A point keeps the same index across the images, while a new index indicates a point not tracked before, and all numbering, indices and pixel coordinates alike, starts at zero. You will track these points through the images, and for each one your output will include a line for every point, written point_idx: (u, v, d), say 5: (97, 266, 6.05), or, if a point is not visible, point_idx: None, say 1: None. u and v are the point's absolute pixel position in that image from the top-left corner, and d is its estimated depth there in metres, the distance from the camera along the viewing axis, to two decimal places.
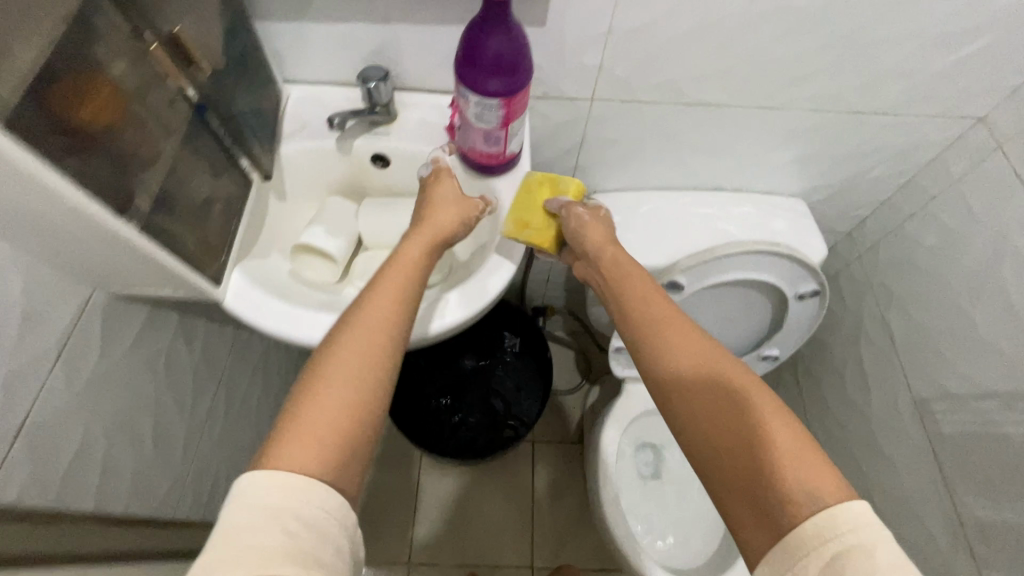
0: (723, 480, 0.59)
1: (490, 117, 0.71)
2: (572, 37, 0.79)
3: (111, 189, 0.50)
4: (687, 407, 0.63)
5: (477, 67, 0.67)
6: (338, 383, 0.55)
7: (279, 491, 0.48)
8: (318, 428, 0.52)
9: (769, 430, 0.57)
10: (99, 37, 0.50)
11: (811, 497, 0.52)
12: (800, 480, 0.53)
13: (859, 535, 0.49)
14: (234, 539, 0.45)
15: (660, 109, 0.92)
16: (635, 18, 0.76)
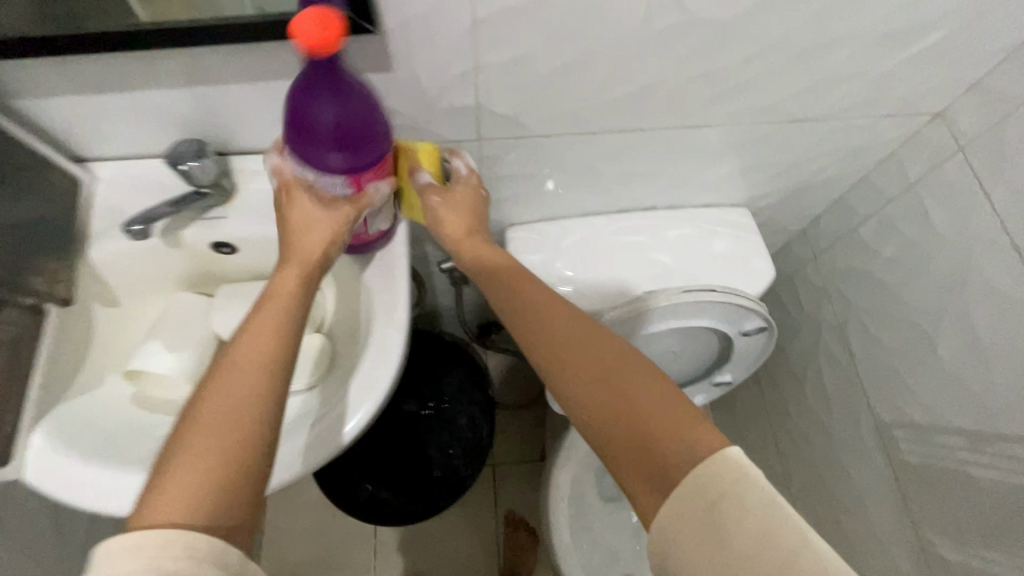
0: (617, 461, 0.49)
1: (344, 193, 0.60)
2: (430, 79, 0.63)
3: None
4: (578, 387, 0.53)
5: (311, 141, 0.55)
6: (203, 430, 0.45)
7: (132, 559, 0.38)
8: (181, 469, 0.43)
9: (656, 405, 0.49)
10: None
11: (686, 452, 0.46)
12: (680, 436, 0.47)
13: (738, 480, 0.43)
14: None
15: (562, 141, 0.77)
16: (504, 52, 0.61)
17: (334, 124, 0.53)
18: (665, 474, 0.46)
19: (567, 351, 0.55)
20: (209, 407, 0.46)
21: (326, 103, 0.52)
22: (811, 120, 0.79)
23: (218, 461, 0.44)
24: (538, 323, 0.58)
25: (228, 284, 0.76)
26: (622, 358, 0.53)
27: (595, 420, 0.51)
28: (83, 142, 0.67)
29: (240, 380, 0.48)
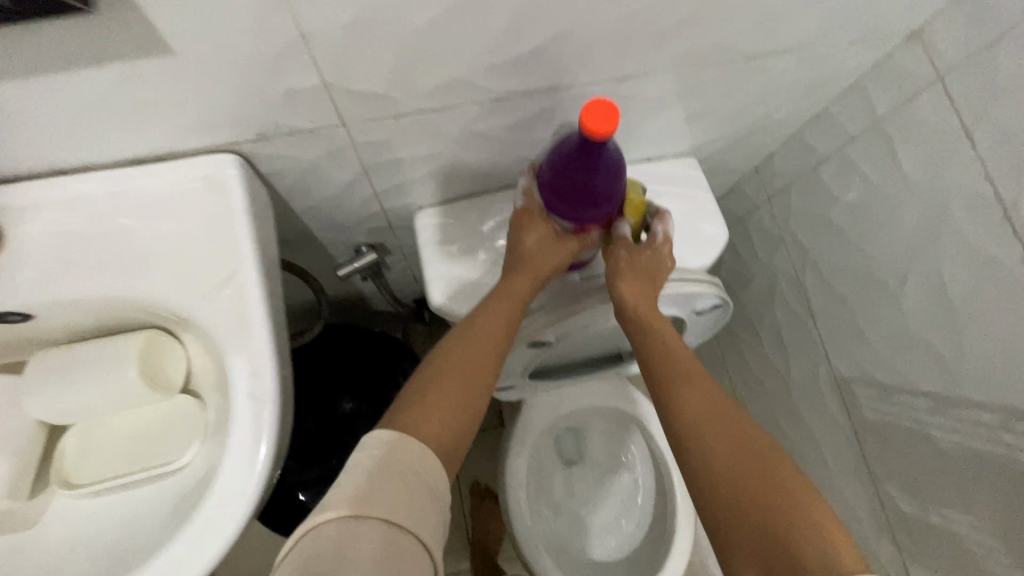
0: (734, 526, 0.47)
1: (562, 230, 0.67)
2: (250, 55, 0.44)
3: None
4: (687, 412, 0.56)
5: (557, 197, 0.61)
6: (441, 401, 0.54)
7: (397, 445, 0.47)
8: (427, 417, 0.52)
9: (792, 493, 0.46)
10: None
11: (828, 561, 0.41)
12: (824, 538, 0.42)
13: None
14: (377, 501, 0.41)
15: (461, 115, 0.60)
16: (347, 8, 0.42)
17: (586, 187, 0.58)
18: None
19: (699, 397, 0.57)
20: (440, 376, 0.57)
21: (588, 169, 0.57)
22: (765, 56, 0.64)
23: (455, 438, 0.52)
24: (668, 368, 0.61)
25: (44, 351, 0.58)
26: (756, 429, 0.53)
27: (717, 506, 0.49)
28: None
29: (473, 379, 0.58)
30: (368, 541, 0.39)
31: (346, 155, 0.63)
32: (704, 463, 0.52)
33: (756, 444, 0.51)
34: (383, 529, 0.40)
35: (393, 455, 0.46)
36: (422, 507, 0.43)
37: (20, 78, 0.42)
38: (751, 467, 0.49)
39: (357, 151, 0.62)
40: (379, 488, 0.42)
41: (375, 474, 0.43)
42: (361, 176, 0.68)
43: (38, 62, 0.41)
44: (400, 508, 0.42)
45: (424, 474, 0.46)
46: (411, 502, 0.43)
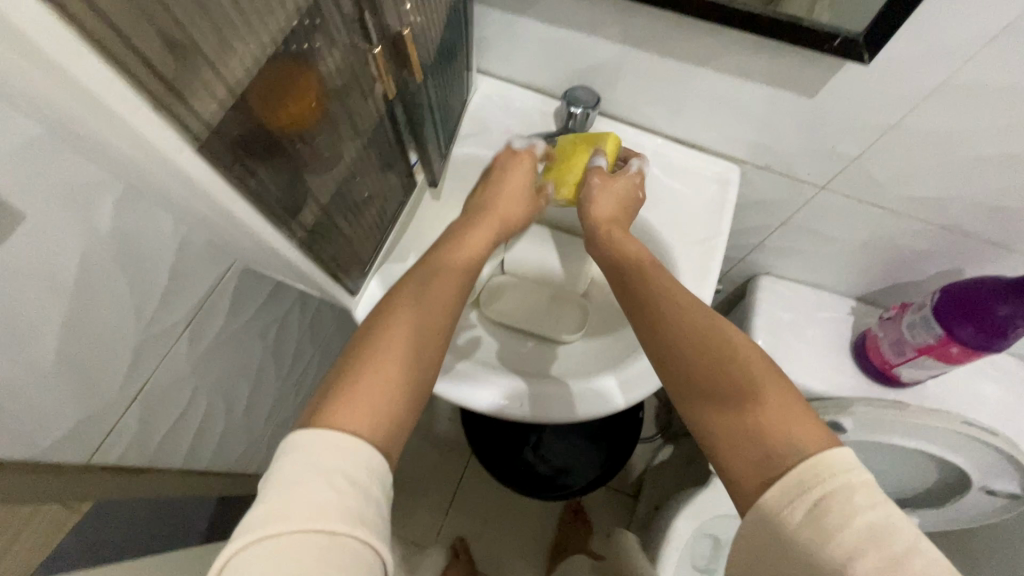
0: (716, 436, 0.49)
1: (918, 335, 0.74)
2: (837, 121, 0.64)
3: (279, 205, 0.44)
4: (692, 385, 0.52)
5: (956, 307, 0.69)
6: (377, 368, 0.50)
7: (316, 449, 0.43)
8: (375, 390, 0.48)
9: (760, 400, 0.48)
10: (320, 25, 0.41)
11: (792, 446, 0.44)
12: (786, 428, 0.45)
13: (848, 481, 0.41)
14: (297, 517, 0.38)
15: (901, 223, 0.75)
16: (938, 124, 0.59)
17: (992, 315, 0.66)
18: (767, 461, 0.45)
19: (684, 360, 0.53)
20: (386, 333, 0.53)
21: (1015, 305, 0.65)
22: None
23: (393, 420, 0.48)
24: (649, 287, 0.60)
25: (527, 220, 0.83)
26: (704, 334, 0.54)
27: (713, 435, 0.49)
28: (482, 53, 0.74)
29: (408, 335, 0.53)
30: (305, 551, 0.37)
31: (785, 205, 0.80)
32: (694, 397, 0.52)
33: (733, 381, 0.50)
34: (310, 541, 0.38)
35: (315, 455, 0.42)
36: (348, 506, 0.40)
37: (707, 70, 0.64)
38: (730, 408, 0.49)
39: (796, 208, 0.80)
40: (301, 499, 0.39)
41: (288, 485, 0.40)
42: (771, 225, 0.85)
43: (729, 69, 0.63)
44: (326, 512, 0.39)
45: (349, 469, 0.42)
46: (338, 503, 0.39)
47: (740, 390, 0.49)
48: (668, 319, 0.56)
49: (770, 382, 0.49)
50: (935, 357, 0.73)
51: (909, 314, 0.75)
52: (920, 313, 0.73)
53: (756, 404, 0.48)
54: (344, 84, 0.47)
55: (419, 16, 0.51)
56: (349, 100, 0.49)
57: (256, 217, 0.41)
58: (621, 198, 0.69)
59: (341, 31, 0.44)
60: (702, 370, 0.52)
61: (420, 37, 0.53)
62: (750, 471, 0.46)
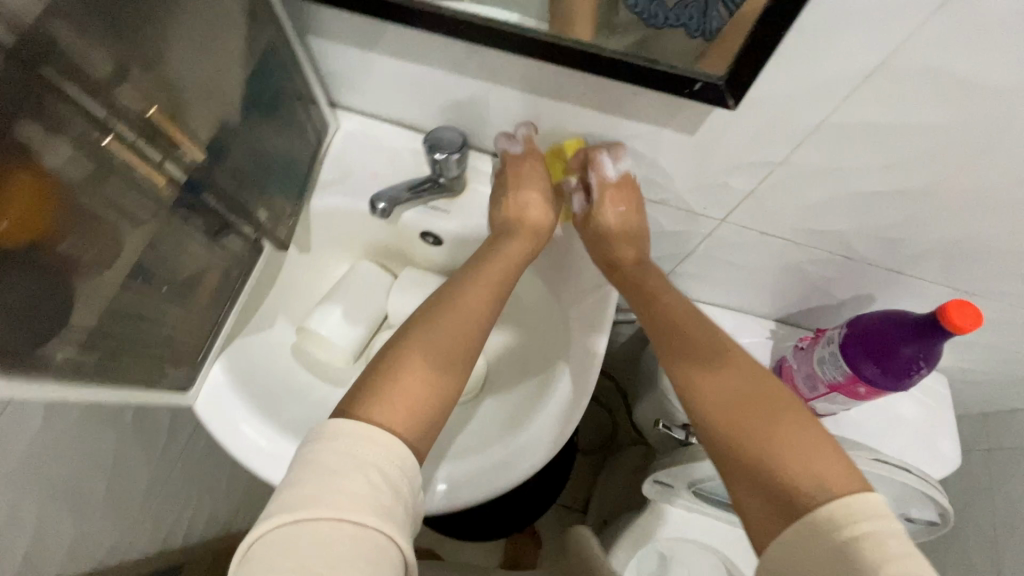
0: (737, 455, 0.49)
1: (827, 371, 0.70)
2: (721, 158, 0.57)
3: (2, 343, 0.35)
4: (713, 401, 0.52)
5: (863, 345, 0.65)
6: (417, 370, 0.52)
7: (355, 442, 0.45)
8: (409, 390, 0.51)
9: (787, 438, 0.47)
10: (22, 120, 0.33)
11: (818, 486, 0.44)
12: (811, 466, 0.45)
13: (881, 525, 0.40)
14: (333, 505, 0.41)
15: (804, 252, 0.70)
16: (821, 160, 0.54)
17: (899, 355, 0.62)
18: (788, 498, 0.44)
19: (719, 383, 0.52)
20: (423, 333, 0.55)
21: (920, 345, 0.61)
22: None
23: (425, 418, 0.50)
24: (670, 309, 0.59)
25: (411, 268, 0.75)
26: (745, 368, 0.53)
27: (729, 448, 0.49)
28: (334, 91, 0.65)
29: (446, 345, 0.54)
30: (330, 541, 0.40)
31: (688, 237, 0.75)
32: (709, 411, 0.51)
33: (765, 409, 0.49)
34: (340, 531, 0.40)
35: (357, 452, 0.44)
36: (381, 501, 0.42)
37: (574, 106, 0.57)
38: (756, 426, 0.48)
39: (699, 240, 0.74)
40: (339, 489, 0.42)
41: (327, 479, 0.42)
42: (679, 255, 0.80)
43: (599, 106, 0.56)
44: (360, 508, 0.41)
45: (384, 464, 0.45)
46: (371, 498, 0.42)
47: (767, 414, 0.49)
48: (685, 348, 0.56)
49: (793, 417, 0.48)
50: (844, 393, 0.70)
51: (819, 348, 0.71)
52: (829, 348, 0.69)
53: (778, 430, 0.47)
54: (90, 175, 0.39)
55: (174, 78, 0.44)
56: (111, 192, 0.40)
57: None
58: (627, 212, 0.63)
59: (58, 118, 0.35)
60: (733, 405, 0.50)
61: (184, 104, 0.45)
62: (767, 503, 0.46)
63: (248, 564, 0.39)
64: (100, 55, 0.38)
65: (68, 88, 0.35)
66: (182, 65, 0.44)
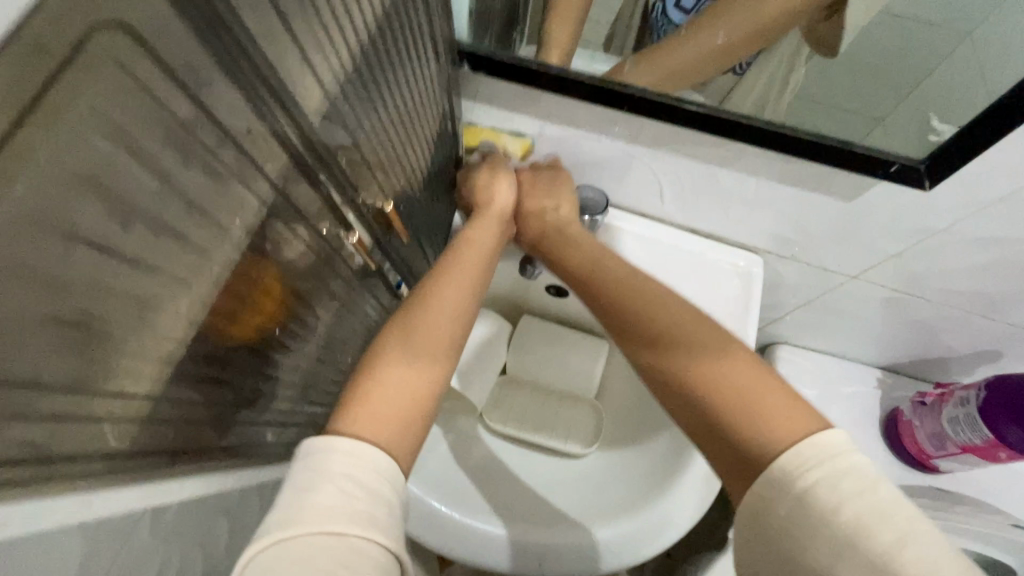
0: (686, 409, 0.43)
1: (962, 431, 0.68)
2: (875, 224, 0.57)
3: (233, 436, 0.36)
4: (646, 348, 0.46)
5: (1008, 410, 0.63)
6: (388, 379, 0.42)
7: (332, 455, 0.36)
8: (386, 406, 0.40)
9: (714, 377, 0.41)
10: (285, 219, 0.33)
11: (759, 437, 0.37)
12: (758, 416, 0.38)
13: (836, 468, 0.34)
14: (306, 519, 0.33)
15: (937, 308, 0.69)
16: (988, 230, 0.53)
17: None
18: (739, 456, 0.38)
19: (654, 318, 0.47)
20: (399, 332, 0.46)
21: None
22: None
23: (403, 425, 0.40)
24: (605, 273, 0.52)
25: (527, 314, 0.79)
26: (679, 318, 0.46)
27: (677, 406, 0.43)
28: None
29: (417, 339, 0.45)
30: (312, 557, 0.31)
31: (809, 288, 0.74)
32: (661, 375, 0.44)
33: (694, 355, 0.43)
34: (320, 542, 0.32)
35: (329, 457, 0.36)
36: (358, 507, 0.34)
37: (731, 172, 0.56)
38: (687, 373, 0.43)
39: (822, 292, 0.73)
40: (311, 501, 0.34)
41: (298, 493, 0.34)
42: (793, 305, 0.79)
43: (757, 172, 0.55)
44: (343, 518, 0.33)
45: (354, 470, 0.36)
46: (348, 508, 0.34)
47: (695, 359, 0.43)
48: (618, 315, 0.50)
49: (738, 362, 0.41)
50: (980, 455, 0.68)
51: (950, 407, 0.69)
52: (964, 409, 0.68)
53: (711, 376, 0.41)
54: (311, 263, 0.38)
55: (391, 162, 0.43)
56: (321, 273, 0.40)
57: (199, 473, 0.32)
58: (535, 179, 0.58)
59: (306, 214, 0.35)
60: (674, 337, 0.45)
61: (391, 183, 0.44)
62: (727, 462, 0.39)
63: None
64: (354, 151, 0.36)
65: (325, 188, 0.35)
66: (399, 147, 0.43)
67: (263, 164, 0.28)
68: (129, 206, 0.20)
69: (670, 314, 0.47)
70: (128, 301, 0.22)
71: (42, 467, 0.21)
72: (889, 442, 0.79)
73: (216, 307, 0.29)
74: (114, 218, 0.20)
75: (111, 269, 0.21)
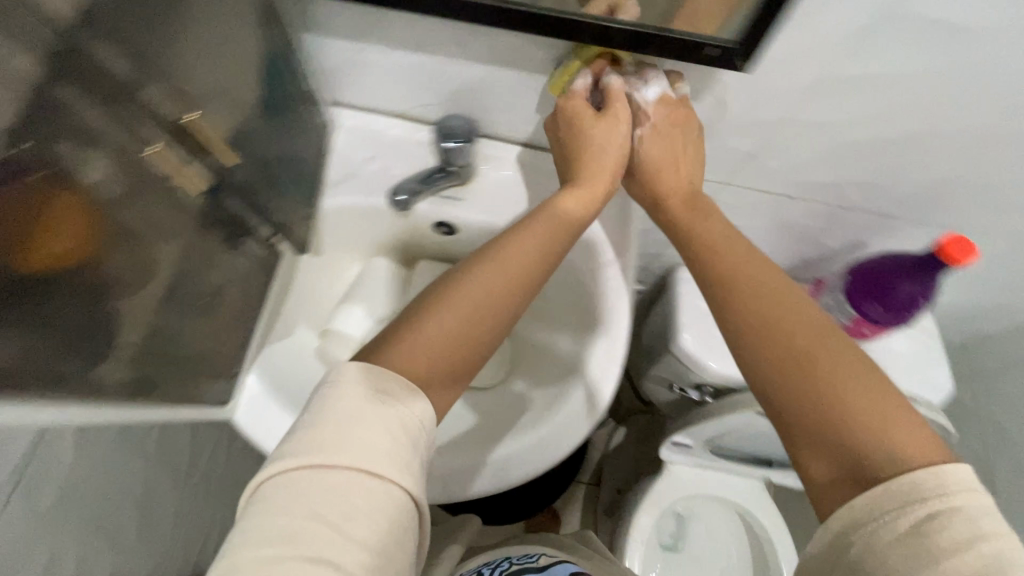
0: (790, 414, 0.42)
1: (834, 316, 0.74)
2: (724, 122, 0.60)
3: (64, 368, 0.35)
4: (757, 345, 0.45)
5: (866, 289, 0.69)
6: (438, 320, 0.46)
7: (378, 396, 0.39)
8: (423, 349, 0.44)
9: (834, 387, 0.40)
10: (69, 122, 0.32)
11: (893, 455, 0.37)
12: (884, 432, 0.38)
13: (971, 503, 0.34)
14: (353, 450, 0.35)
15: (802, 206, 0.74)
16: (818, 113, 0.57)
17: (902, 296, 0.67)
18: (857, 465, 0.38)
19: (775, 317, 0.45)
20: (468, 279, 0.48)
21: (920, 284, 0.66)
22: None
23: (444, 361, 0.45)
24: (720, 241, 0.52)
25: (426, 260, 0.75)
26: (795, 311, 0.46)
27: (782, 411, 0.42)
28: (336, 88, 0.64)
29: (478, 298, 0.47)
30: (344, 491, 0.34)
31: None
32: (763, 377, 0.44)
33: (813, 370, 0.42)
34: (357, 479, 0.34)
35: (387, 414, 0.38)
36: (400, 453, 0.36)
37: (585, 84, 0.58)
38: (804, 385, 0.42)
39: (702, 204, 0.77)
40: (360, 435, 0.36)
41: (346, 423, 0.36)
42: None
43: (605, 82, 0.57)
44: (382, 458, 0.35)
45: (404, 416, 0.39)
46: (392, 451, 0.36)
47: (803, 371, 0.42)
48: (722, 292, 0.49)
49: (865, 376, 0.41)
50: (850, 335, 0.75)
51: (822, 296, 0.75)
52: (834, 295, 0.73)
53: (831, 391, 0.40)
54: (126, 189, 0.37)
55: (193, 82, 0.42)
56: (144, 204, 0.39)
57: (25, 401, 0.31)
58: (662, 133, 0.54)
59: (94, 130, 0.34)
60: (790, 340, 0.44)
61: (204, 108, 0.43)
62: (834, 470, 0.39)
63: (254, 507, 0.33)
64: (133, 63, 0.36)
65: (103, 96, 0.34)
66: (195, 68, 0.42)
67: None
68: None
69: (778, 307, 0.46)
70: None
71: None
72: None
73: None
74: None
75: None
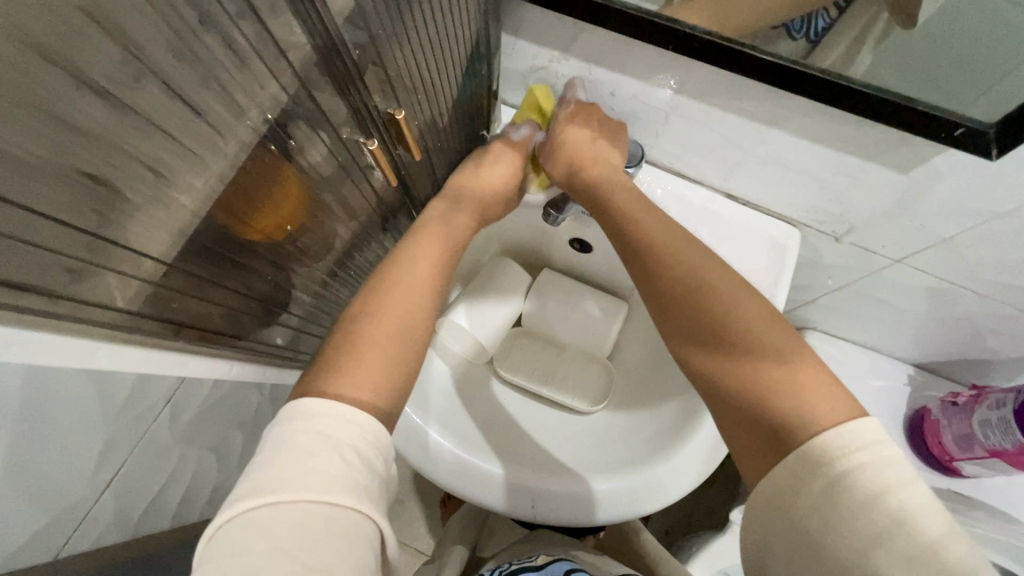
0: (717, 389, 0.39)
1: (993, 436, 0.64)
2: (927, 200, 0.53)
3: (248, 329, 0.37)
4: (680, 308, 0.43)
5: None
6: (375, 338, 0.40)
7: (327, 426, 0.33)
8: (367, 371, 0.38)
9: (753, 347, 0.38)
10: (312, 108, 0.33)
11: (802, 417, 0.34)
12: (795, 398, 0.35)
13: (877, 457, 0.32)
14: (310, 483, 0.30)
15: (984, 305, 0.64)
16: None
17: None
18: (771, 435, 0.36)
19: (693, 278, 0.43)
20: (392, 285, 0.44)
21: None
22: None
23: (399, 384, 0.39)
24: (651, 224, 0.48)
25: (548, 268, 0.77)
26: (691, 269, 0.44)
27: (713, 382, 0.40)
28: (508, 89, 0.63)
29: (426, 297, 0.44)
30: (305, 523, 0.29)
31: (849, 271, 0.69)
32: (701, 355, 0.41)
33: (723, 329, 0.40)
34: (318, 509, 0.29)
35: (349, 440, 0.33)
36: (363, 481, 0.32)
37: (778, 132, 0.53)
38: (723, 354, 0.40)
39: (861, 276, 0.69)
40: (314, 466, 0.31)
41: (302, 459, 0.31)
42: (829, 290, 0.74)
43: (802, 134, 0.52)
44: (343, 486, 0.30)
45: (354, 442, 0.33)
46: (352, 479, 0.31)
47: (720, 337, 0.40)
48: (652, 269, 0.46)
49: (782, 339, 0.38)
50: (1007, 461, 0.64)
51: (982, 408, 0.65)
52: (997, 411, 0.63)
53: (754, 357, 0.38)
54: (331, 173, 0.39)
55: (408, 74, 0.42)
56: (341, 187, 0.41)
57: (219, 357, 0.34)
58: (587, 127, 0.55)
59: (327, 116, 0.35)
60: (703, 297, 0.42)
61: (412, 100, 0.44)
62: (750, 434, 0.37)
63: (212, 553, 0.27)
64: (376, 57, 0.36)
65: (344, 86, 0.34)
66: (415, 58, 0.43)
67: (285, 47, 0.28)
68: (137, 56, 0.20)
69: (699, 267, 0.44)
70: (139, 161, 0.22)
71: (61, 303, 0.22)
72: (913, 441, 0.76)
73: (240, 185, 0.29)
74: (125, 68, 0.20)
75: (125, 122, 0.21)
